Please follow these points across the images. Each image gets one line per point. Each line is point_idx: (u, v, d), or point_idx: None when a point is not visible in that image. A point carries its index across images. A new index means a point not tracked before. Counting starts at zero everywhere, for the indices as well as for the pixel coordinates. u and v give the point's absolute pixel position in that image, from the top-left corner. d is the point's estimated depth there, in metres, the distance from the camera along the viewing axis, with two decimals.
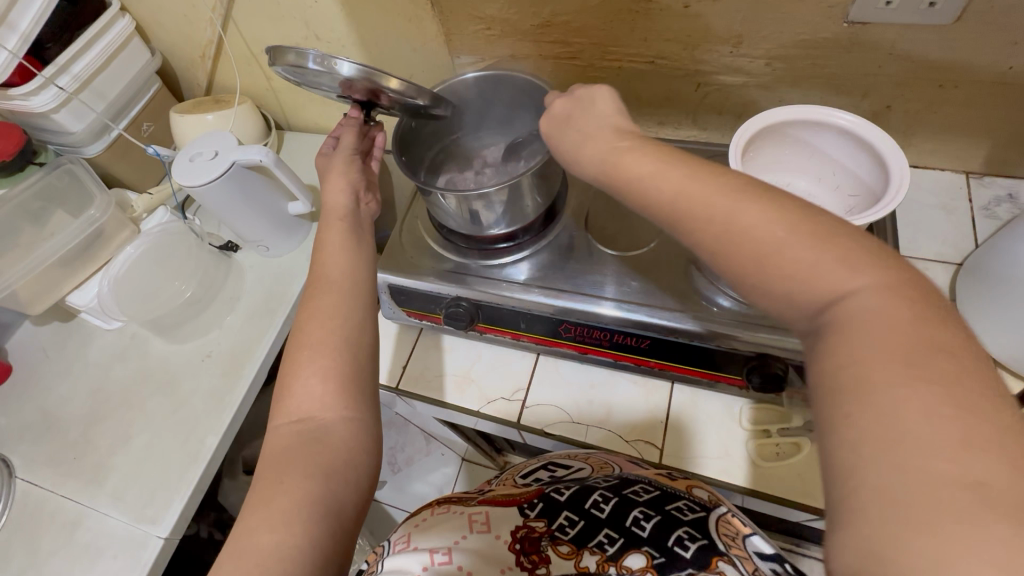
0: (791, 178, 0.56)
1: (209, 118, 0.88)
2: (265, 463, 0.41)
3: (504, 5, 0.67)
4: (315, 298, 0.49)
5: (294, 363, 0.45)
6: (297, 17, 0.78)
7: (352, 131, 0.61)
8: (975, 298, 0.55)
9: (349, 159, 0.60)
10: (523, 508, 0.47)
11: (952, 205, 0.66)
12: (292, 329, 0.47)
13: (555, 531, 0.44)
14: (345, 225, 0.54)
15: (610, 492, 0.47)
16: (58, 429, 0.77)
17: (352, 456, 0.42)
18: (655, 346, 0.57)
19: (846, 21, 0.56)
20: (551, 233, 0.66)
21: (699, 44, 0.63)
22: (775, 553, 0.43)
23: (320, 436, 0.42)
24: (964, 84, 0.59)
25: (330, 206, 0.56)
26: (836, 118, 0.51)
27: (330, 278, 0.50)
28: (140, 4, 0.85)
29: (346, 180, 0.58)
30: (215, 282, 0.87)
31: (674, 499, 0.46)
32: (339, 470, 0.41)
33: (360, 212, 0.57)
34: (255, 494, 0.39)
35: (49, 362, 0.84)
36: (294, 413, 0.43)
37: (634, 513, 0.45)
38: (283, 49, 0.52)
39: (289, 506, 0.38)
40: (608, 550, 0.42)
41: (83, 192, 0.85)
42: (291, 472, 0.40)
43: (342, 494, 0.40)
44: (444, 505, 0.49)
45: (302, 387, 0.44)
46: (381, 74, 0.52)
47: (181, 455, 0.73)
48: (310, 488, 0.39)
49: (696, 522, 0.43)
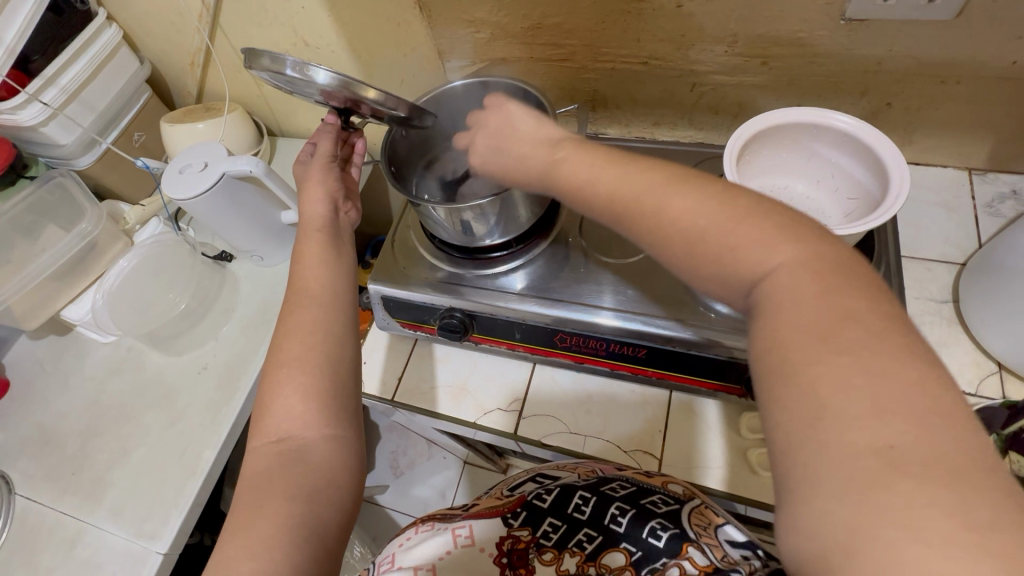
0: (789, 181, 0.55)
1: (200, 126, 0.86)
2: (246, 486, 0.41)
3: (493, 7, 0.66)
4: (296, 313, 0.48)
5: (274, 382, 0.44)
6: (284, 23, 0.77)
7: (329, 138, 0.59)
8: (978, 298, 0.54)
9: (326, 166, 0.58)
10: (507, 517, 0.45)
11: (955, 203, 0.65)
12: (274, 347, 0.46)
13: (540, 539, 0.43)
14: (324, 235, 0.53)
15: (589, 491, 0.46)
16: (56, 443, 0.77)
17: (333, 475, 0.41)
18: (653, 355, 0.56)
19: (842, 18, 0.55)
20: (546, 241, 0.65)
21: (692, 44, 0.62)
22: (748, 541, 0.40)
23: (301, 457, 0.41)
24: (966, 80, 0.57)
25: (308, 217, 0.55)
26: (835, 120, 0.50)
27: (310, 293, 0.49)
28: (126, 13, 0.84)
29: (324, 189, 0.57)
30: (209, 293, 0.87)
31: (649, 493, 0.45)
32: (321, 491, 0.40)
33: (339, 222, 0.56)
34: (236, 520, 0.38)
35: (46, 376, 0.83)
36: (276, 432, 0.42)
37: (611, 509, 0.44)
38: (258, 51, 0.51)
39: (269, 532, 0.37)
40: (587, 549, 0.42)
41: (76, 208, 0.84)
42: (272, 495, 0.39)
43: (323, 517, 0.40)
44: (429, 522, 0.47)
45: (282, 408, 0.43)
46: (359, 83, 0.51)
47: (177, 471, 0.72)
48: (290, 511, 0.38)
49: (669, 513, 0.43)
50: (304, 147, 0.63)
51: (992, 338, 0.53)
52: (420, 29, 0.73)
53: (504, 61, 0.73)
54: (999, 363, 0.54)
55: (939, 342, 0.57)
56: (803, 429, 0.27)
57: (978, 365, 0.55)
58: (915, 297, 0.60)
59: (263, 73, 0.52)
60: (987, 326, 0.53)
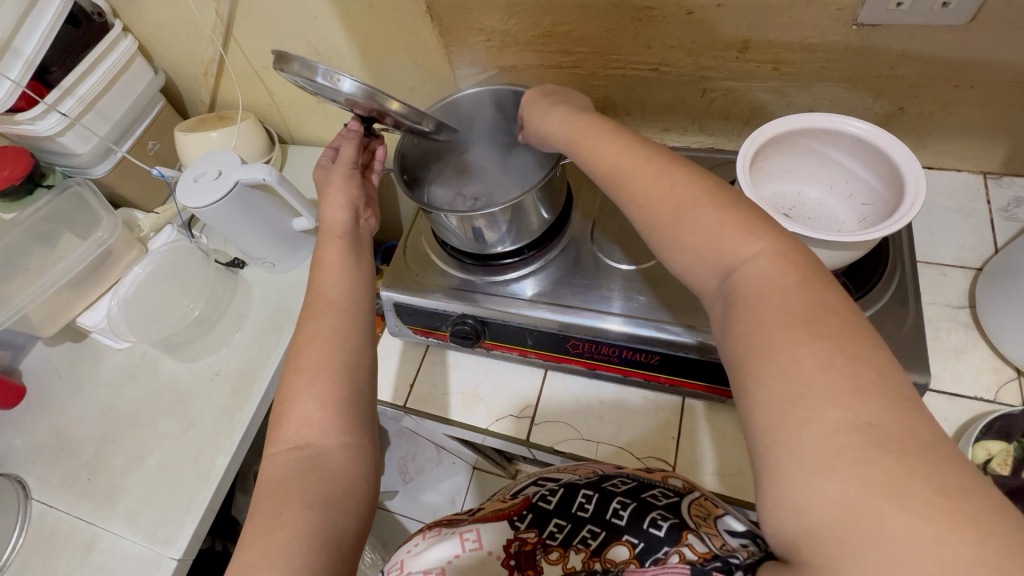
0: (801, 187, 0.55)
1: (213, 135, 0.88)
2: (264, 492, 0.41)
3: (504, 16, 0.66)
4: (313, 318, 0.48)
5: (291, 389, 0.45)
6: (297, 33, 0.78)
7: (352, 145, 0.61)
8: (997, 303, 0.53)
9: (349, 173, 0.59)
10: (513, 521, 0.45)
11: (970, 207, 0.64)
12: (290, 353, 0.47)
13: (546, 539, 0.43)
14: (345, 242, 0.54)
15: (591, 489, 0.45)
16: (73, 449, 0.78)
17: (350, 482, 0.42)
18: (666, 362, 0.56)
19: (855, 23, 0.54)
20: (557, 247, 0.65)
21: (704, 50, 0.62)
22: (747, 530, 0.39)
23: (317, 464, 0.41)
24: (981, 84, 0.57)
25: (329, 222, 0.56)
26: (849, 126, 0.49)
27: (327, 298, 0.49)
28: (142, 25, 0.86)
29: (345, 196, 0.57)
30: (223, 300, 0.88)
31: (649, 487, 0.45)
32: (339, 498, 0.41)
33: (360, 228, 0.57)
34: (254, 526, 0.39)
35: (62, 382, 0.84)
36: (292, 439, 0.43)
37: (612, 504, 0.43)
38: (288, 55, 0.50)
39: (288, 539, 0.37)
40: (592, 545, 0.41)
41: (91, 213, 0.85)
42: (291, 503, 0.39)
43: (340, 524, 0.40)
44: (435, 528, 0.47)
45: (300, 414, 0.43)
46: (384, 95, 0.52)
47: (192, 476, 0.73)
48: (308, 519, 0.38)
49: (670, 505, 0.42)
50: (324, 153, 0.64)
51: (1011, 344, 0.52)
52: (431, 37, 0.73)
53: (514, 68, 0.73)
54: (1018, 369, 0.54)
55: (957, 347, 0.56)
56: (785, 409, 0.28)
57: (997, 372, 0.55)
58: (931, 302, 0.59)
59: (291, 77, 0.52)
60: (1005, 333, 0.53)
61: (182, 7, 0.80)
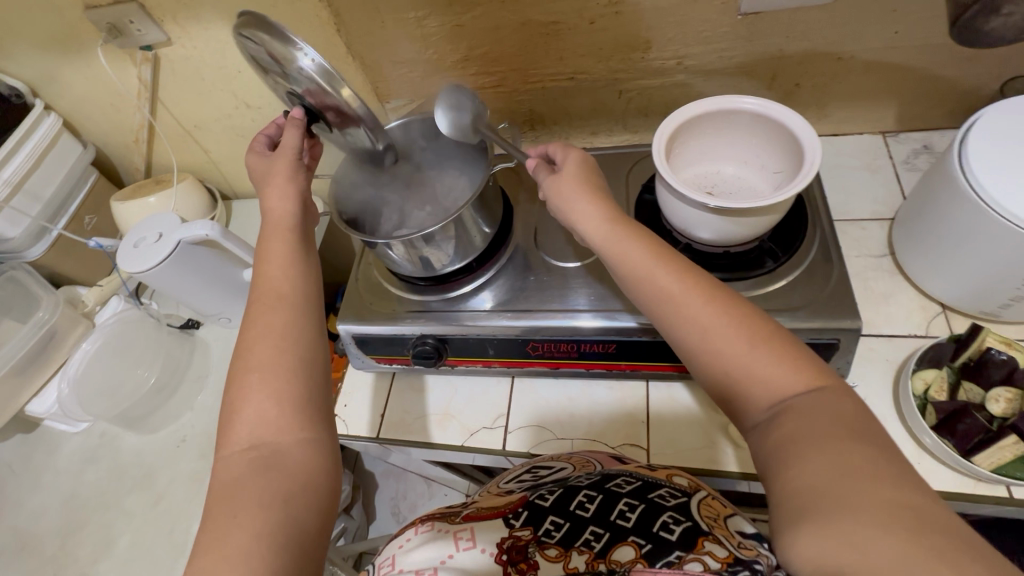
0: (718, 165, 0.59)
1: (151, 200, 0.87)
2: (215, 496, 0.40)
3: (422, 45, 0.68)
4: (264, 312, 0.48)
5: (240, 390, 0.44)
6: (223, 89, 0.79)
7: (296, 131, 0.57)
8: (911, 247, 0.58)
9: (295, 165, 0.56)
10: (509, 519, 0.45)
11: (876, 164, 0.70)
12: (237, 352, 0.46)
13: (542, 537, 0.43)
14: (293, 237, 0.54)
15: (594, 490, 0.46)
16: (35, 546, 0.73)
17: (308, 481, 0.41)
18: (623, 348, 0.58)
19: (739, 13, 0.60)
20: (505, 256, 0.67)
21: (611, 55, 0.66)
22: (757, 532, 0.41)
23: (274, 462, 0.41)
24: (860, 54, 0.62)
25: (275, 216, 0.54)
26: (743, 103, 0.53)
27: (276, 290, 0.49)
28: (64, 100, 0.85)
29: (293, 187, 0.56)
30: (181, 364, 0.86)
31: (656, 487, 0.46)
32: (298, 496, 0.40)
33: (307, 221, 0.57)
34: (208, 537, 0.37)
35: (17, 478, 0.80)
36: (246, 440, 0.42)
37: (619, 506, 0.44)
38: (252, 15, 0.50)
39: (248, 541, 0.36)
40: (596, 547, 0.41)
41: (27, 295, 0.83)
42: (248, 505, 0.38)
43: (302, 524, 0.39)
44: (428, 522, 0.47)
45: (252, 413, 0.43)
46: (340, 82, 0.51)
47: (167, 549, 0.70)
48: (265, 520, 0.38)
49: (679, 506, 0.43)
50: (261, 138, 0.61)
51: (930, 284, 0.57)
52: (356, 76, 0.75)
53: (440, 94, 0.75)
54: (942, 304, 0.58)
55: (886, 293, 0.60)
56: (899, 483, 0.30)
57: (924, 309, 0.59)
58: (856, 255, 0.63)
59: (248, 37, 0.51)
60: (924, 274, 0.57)
61: (105, 78, 0.80)
